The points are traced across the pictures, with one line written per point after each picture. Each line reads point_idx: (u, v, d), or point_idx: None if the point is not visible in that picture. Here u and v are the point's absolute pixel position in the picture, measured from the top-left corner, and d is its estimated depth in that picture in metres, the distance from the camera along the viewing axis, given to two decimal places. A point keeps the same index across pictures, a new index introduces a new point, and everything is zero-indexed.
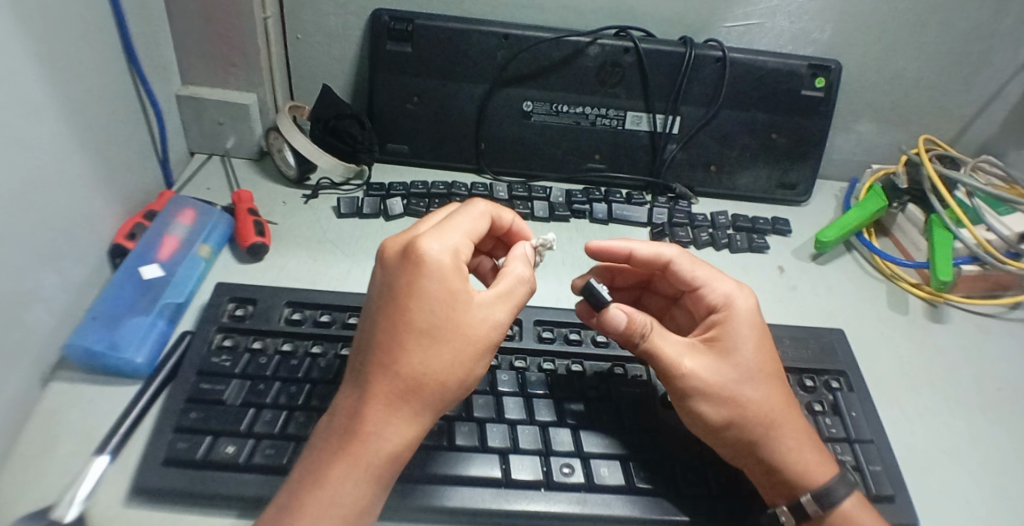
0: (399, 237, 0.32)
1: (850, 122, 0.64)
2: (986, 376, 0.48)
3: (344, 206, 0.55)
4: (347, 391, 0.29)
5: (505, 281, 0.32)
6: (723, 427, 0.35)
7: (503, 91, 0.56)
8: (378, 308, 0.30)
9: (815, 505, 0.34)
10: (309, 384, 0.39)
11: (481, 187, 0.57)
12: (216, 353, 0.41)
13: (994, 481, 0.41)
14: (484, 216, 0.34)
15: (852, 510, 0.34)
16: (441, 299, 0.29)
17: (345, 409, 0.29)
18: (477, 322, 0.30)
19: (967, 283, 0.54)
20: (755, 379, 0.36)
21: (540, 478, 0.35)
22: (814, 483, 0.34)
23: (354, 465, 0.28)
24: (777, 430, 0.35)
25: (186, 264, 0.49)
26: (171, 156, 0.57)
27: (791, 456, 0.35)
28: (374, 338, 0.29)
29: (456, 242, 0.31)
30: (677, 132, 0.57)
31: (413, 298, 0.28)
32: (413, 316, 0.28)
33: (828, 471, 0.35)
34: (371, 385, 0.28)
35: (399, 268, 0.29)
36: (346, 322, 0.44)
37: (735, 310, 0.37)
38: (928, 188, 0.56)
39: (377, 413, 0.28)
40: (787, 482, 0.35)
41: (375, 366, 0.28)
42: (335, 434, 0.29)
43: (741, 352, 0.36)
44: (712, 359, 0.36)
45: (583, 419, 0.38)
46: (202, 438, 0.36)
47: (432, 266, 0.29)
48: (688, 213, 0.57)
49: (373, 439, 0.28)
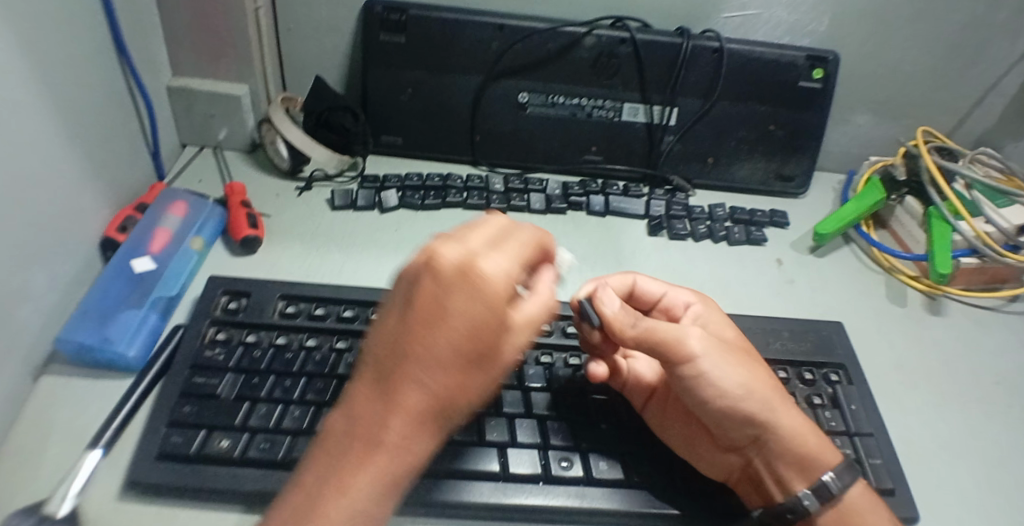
0: (449, 245, 0.27)
1: (847, 114, 0.64)
2: (986, 369, 0.48)
3: (338, 198, 0.53)
4: (369, 400, 0.26)
5: (546, 311, 0.30)
6: (737, 396, 0.34)
7: (499, 83, 0.55)
8: (415, 322, 0.26)
9: (839, 483, 0.33)
10: (303, 378, 0.39)
11: (477, 180, 0.56)
12: (208, 346, 0.40)
13: (990, 472, 0.41)
14: (540, 238, 0.30)
15: (863, 492, 0.34)
16: (490, 326, 0.26)
17: (369, 419, 0.25)
18: (514, 352, 0.27)
19: (966, 275, 0.54)
20: (752, 356, 0.37)
21: (539, 471, 0.35)
22: (830, 461, 0.34)
23: (366, 481, 0.25)
24: (785, 405, 0.35)
25: (179, 257, 0.48)
26: (162, 148, 0.57)
27: (804, 438, 0.35)
28: (411, 356, 0.25)
29: (512, 267, 0.27)
30: (674, 124, 0.57)
31: (459, 319, 0.25)
32: (457, 338, 0.25)
33: (837, 456, 0.35)
34: (397, 401, 0.25)
35: (448, 284, 0.26)
36: (339, 315, 0.43)
37: (705, 307, 0.40)
38: (927, 180, 0.55)
39: (405, 431, 0.25)
40: (800, 460, 0.34)
41: (400, 383, 0.25)
42: (350, 449, 0.25)
43: (729, 334, 0.38)
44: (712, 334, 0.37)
45: (582, 413, 0.38)
46: (196, 432, 0.35)
47: (489, 294, 0.25)
48: (686, 206, 0.56)
49: (398, 457, 0.25)
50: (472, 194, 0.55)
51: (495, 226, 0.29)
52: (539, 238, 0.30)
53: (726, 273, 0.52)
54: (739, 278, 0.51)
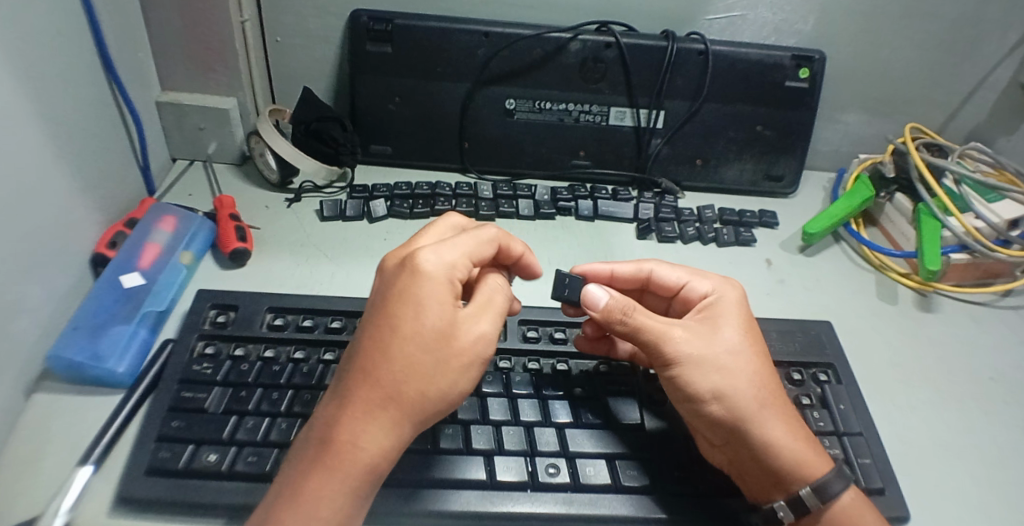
0: (403, 252, 0.33)
1: (836, 112, 0.63)
2: (979, 365, 0.48)
3: (327, 208, 0.53)
4: (329, 400, 0.29)
5: (499, 301, 0.33)
6: (702, 399, 0.34)
7: (486, 90, 0.55)
8: (368, 320, 0.30)
9: (815, 498, 0.33)
10: (291, 391, 0.39)
11: (465, 187, 0.56)
12: (197, 360, 0.40)
13: (985, 469, 0.40)
14: (493, 237, 0.34)
15: (848, 508, 0.33)
16: (430, 310, 0.29)
17: (326, 417, 0.29)
18: (464, 337, 0.30)
19: (956, 271, 0.53)
20: (737, 356, 0.35)
21: (526, 478, 0.35)
22: (812, 475, 0.33)
23: (325, 470, 0.27)
24: (762, 411, 0.34)
25: (168, 272, 0.48)
26: (152, 162, 0.57)
27: (780, 446, 0.34)
28: (360, 348, 0.29)
29: (454, 257, 0.31)
30: (662, 127, 0.56)
31: (398, 304, 0.29)
32: (398, 321, 0.29)
33: (825, 468, 0.34)
34: (352, 389, 0.28)
35: (393, 281, 0.30)
36: (328, 326, 0.43)
37: (722, 297, 0.39)
38: (916, 177, 0.55)
39: (355, 419, 0.28)
40: (778, 471, 0.34)
41: (354, 369, 0.29)
42: (310, 448, 0.28)
43: (724, 332, 0.36)
44: (702, 331, 0.36)
45: (569, 419, 0.38)
46: (184, 446, 0.35)
47: (426, 280, 0.29)
48: (675, 208, 0.56)
49: (350, 449, 0.27)
50: (460, 201, 0.54)
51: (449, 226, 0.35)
52: (496, 238, 0.35)
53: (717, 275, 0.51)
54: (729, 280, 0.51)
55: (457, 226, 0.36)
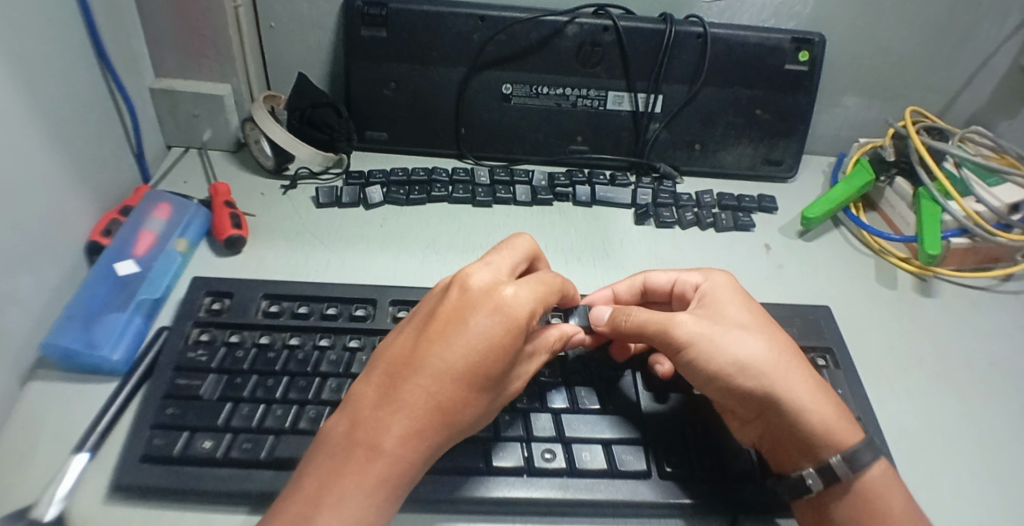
0: (482, 274, 0.32)
1: (836, 97, 0.63)
2: (977, 351, 0.48)
3: (322, 195, 0.53)
4: (376, 404, 0.29)
5: (546, 344, 0.35)
6: (728, 375, 0.34)
7: (482, 75, 0.54)
8: (438, 337, 0.30)
9: (846, 466, 0.32)
10: (286, 377, 0.39)
11: (462, 173, 0.55)
12: (192, 347, 0.40)
13: (982, 454, 0.40)
14: (563, 286, 0.35)
15: (877, 478, 0.33)
16: (508, 353, 0.30)
17: (372, 422, 0.29)
18: (514, 379, 0.32)
19: (956, 256, 0.53)
20: (750, 332, 0.36)
21: (522, 464, 0.35)
22: (842, 443, 0.33)
23: (369, 480, 0.27)
24: (788, 377, 0.34)
25: (162, 260, 0.48)
26: (146, 150, 0.56)
27: (811, 415, 0.34)
28: (427, 367, 0.29)
29: (538, 303, 0.31)
30: (660, 111, 0.56)
31: (484, 343, 0.29)
32: (480, 360, 0.29)
33: (854, 436, 0.34)
34: (407, 403, 0.29)
35: (478, 311, 0.30)
36: (323, 313, 0.43)
37: (712, 282, 0.39)
38: (916, 160, 0.54)
39: (409, 435, 0.29)
40: (809, 447, 0.33)
41: (411, 383, 0.29)
42: (353, 450, 0.28)
43: (727, 312, 0.37)
44: (706, 316, 0.37)
45: (565, 404, 0.38)
46: (179, 433, 0.35)
47: (515, 327, 0.30)
48: (672, 193, 0.55)
49: (398, 462, 0.28)
50: (457, 187, 0.54)
51: (523, 256, 0.35)
52: (562, 284, 0.35)
53: (714, 261, 0.51)
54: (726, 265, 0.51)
55: (526, 253, 0.35)
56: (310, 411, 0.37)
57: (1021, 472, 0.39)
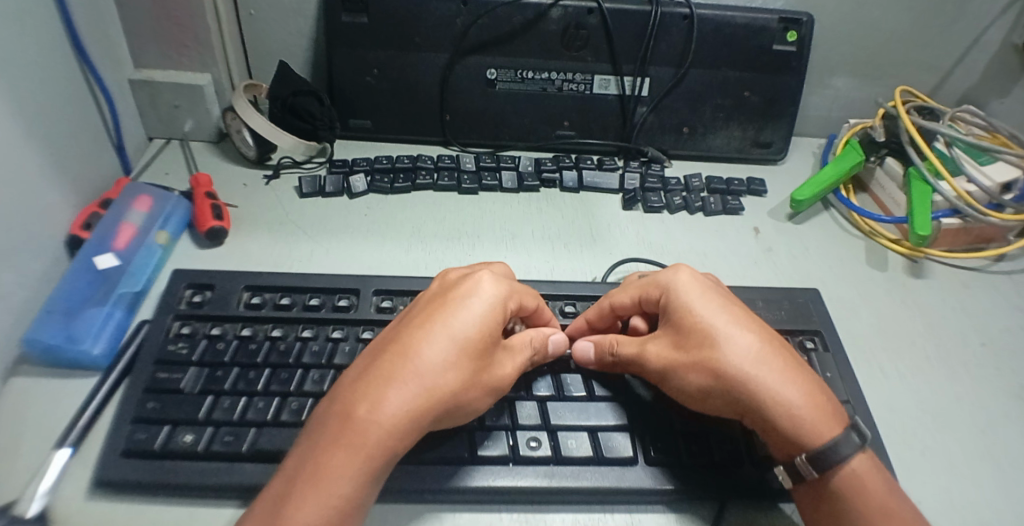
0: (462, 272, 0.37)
1: (825, 77, 0.62)
2: (969, 331, 0.47)
3: (306, 185, 0.52)
4: (359, 379, 0.30)
5: (525, 338, 0.35)
6: (703, 395, 0.34)
7: (465, 60, 0.54)
8: (419, 315, 0.33)
9: (812, 468, 0.31)
10: (268, 369, 0.38)
11: (448, 160, 0.55)
12: (173, 340, 0.40)
13: (973, 434, 0.40)
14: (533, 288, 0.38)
15: (854, 472, 0.31)
16: (482, 321, 0.32)
17: (353, 395, 0.29)
18: (497, 360, 0.33)
19: (948, 236, 0.53)
20: (719, 343, 0.34)
21: (507, 452, 0.34)
22: (814, 441, 0.32)
23: (348, 453, 0.27)
24: (757, 381, 0.33)
25: (143, 252, 0.47)
26: (127, 143, 0.55)
27: (784, 413, 0.32)
28: (408, 337, 0.31)
29: (510, 287, 0.34)
30: (647, 94, 0.55)
31: (458, 311, 0.32)
32: (456, 326, 0.31)
33: (830, 430, 0.32)
34: (392, 380, 0.29)
35: (455, 289, 0.33)
36: (306, 304, 0.42)
37: (673, 289, 0.37)
38: (907, 140, 0.53)
39: (388, 403, 0.28)
40: (795, 443, 0.32)
41: (396, 362, 0.30)
42: (332, 422, 0.28)
43: (693, 326, 0.35)
44: (675, 336, 0.36)
45: (550, 392, 0.37)
46: (160, 427, 0.35)
47: (487, 297, 0.32)
48: (661, 178, 0.55)
49: (376, 431, 0.28)
50: (442, 175, 0.53)
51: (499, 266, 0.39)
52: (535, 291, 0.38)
53: (703, 245, 0.50)
54: (715, 249, 0.50)
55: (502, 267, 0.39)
56: (292, 402, 0.36)
57: (1012, 452, 0.39)
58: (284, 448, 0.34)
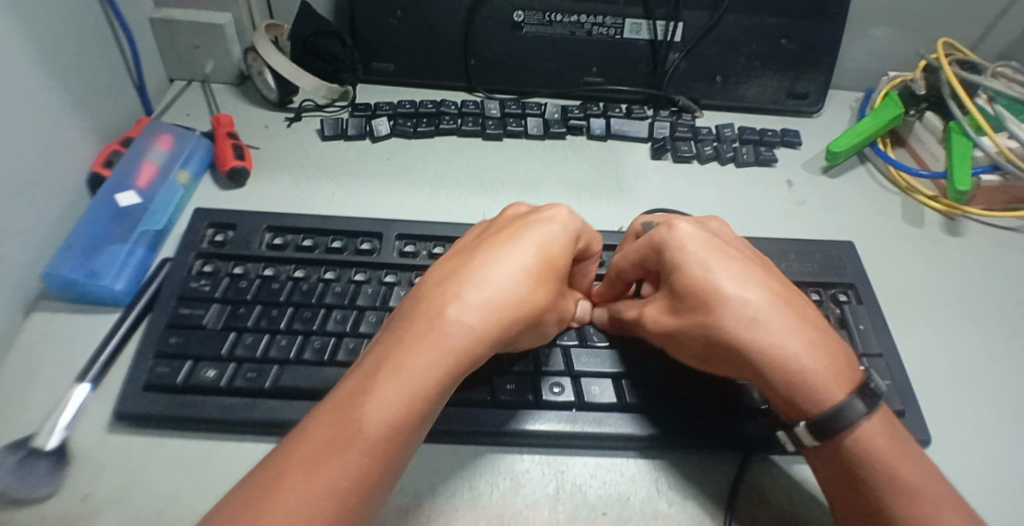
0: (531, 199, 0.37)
1: (864, 28, 0.59)
2: (1005, 293, 0.46)
3: (327, 127, 0.50)
4: (443, 284, 0.29)
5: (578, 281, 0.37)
6: (705, 360, 0.32)
7: (491, 1, 0.52)
8: (499, 230, 0.32)
9: (814, 436, 0.29)
10: (290, 308, 0.38)
11: (472, 106, 0.53)
12: (195, 278, 0.39)
13: (1008, 394, 0.39)
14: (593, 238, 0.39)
15: (864, 438, 0.28)
16: (566, 244, 0.32)
17: (436, 298, 0.28)
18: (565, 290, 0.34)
19: (987, 194, 0.51)
20: (715, 308, 0.30)
21: (530, 396, 0.34)
22: (819, 408, 0.29)
23: (434, 352, 0.26)
24: (756, 348, 0.29)
25: (165, 191, 0.46)
26: (148, 82, 0.53)
27: (799, 382, 0.29)
28: (495, 246, 0.31)
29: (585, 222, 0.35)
30: (679, 40, 0.53)
31: (540, 227, 0.32)
32: (542, 241, 0.31)
33: (840, 395, 0.29)
34: (479, 285, 0.29)
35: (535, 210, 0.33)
36: (329, 246, 0.42)
37: (667, 249, 0.32)
38: (948, 93, 0.51)
39: (476, 306, 0.28)
40: (797, 410, 0.29)
41: (482, 269, 0.29)
42: (418, 321, 0.27)
43: (683, 289, 0.31)
44: (668, 301, 0.33)
45: (575, 340, 0.37)
46: (183, 363, 0.35)
47: (569, 220, 0.33)
48: (692, 127, 0.53)
49: (464, 332, 0.27)
50: (466, 120, 0.52)
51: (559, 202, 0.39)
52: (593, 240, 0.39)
53: (733, 196, 0.49)
54: (745, 201, 0.49)
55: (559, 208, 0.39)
56: (315, 341, 0.36)
57: None
58: (307, 387, 0.34)
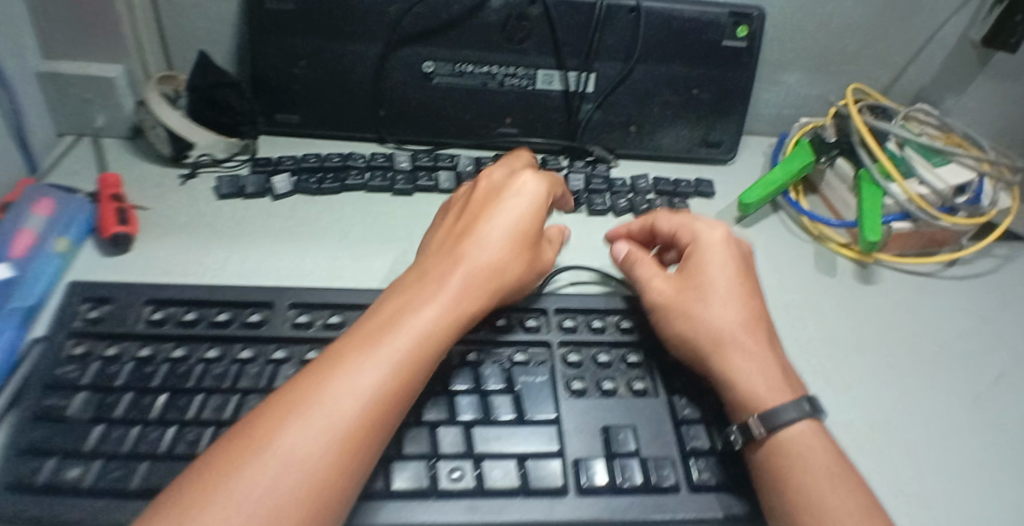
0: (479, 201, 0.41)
1: (778, 73, 0.60)
2: (921, 339, 0.46)
3: (224, 185, 0.48)
4: (395, 302, 0.32)
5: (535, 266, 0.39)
6: (676, 342, 0.36)
7: (400, 52, 0.50)
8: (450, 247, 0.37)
9: (761, 427, 0.32)
10: (165, 394, 0.35)
11: (381, 158, 0.52)
12: (64, 363, 0.36)
13: (932, 450, 0.38)
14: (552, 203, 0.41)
15: (801, 435, 0.32)
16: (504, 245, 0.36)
17: (388, 317, 0.31)
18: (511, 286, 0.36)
19: (900, 241, 0.51)
20: (712, 294, 0.37)
21: (423, 485, 0.31)
22: (766, 403, 0.33)
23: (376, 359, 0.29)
24: (729, 340, 0.35)
25: (41, 260, 0.42)
26: (34, 138, 0.50)
27: (755, 379, 0.34)
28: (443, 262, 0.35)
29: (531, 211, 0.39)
30: (592, 91, 0.53)
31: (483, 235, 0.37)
32: (479, 254, 0.36)
33: (784, 397, 0.33)
34: (425, 302, 0.32)
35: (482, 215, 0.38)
36: (213, 320, 0.39)
37: (698, 242, 0.40)
38: (858, 141, 0.52)
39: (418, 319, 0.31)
40: (744, 406, 0.33)
41: (430, 287, 0.33)
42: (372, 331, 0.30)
43: (717, 277, 0.38)
44: (679, 285, 0.38)
45: (477, 416, 0.34)
46: (46, 460, 0.31)
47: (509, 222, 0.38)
48: (607, 179, 0.52)
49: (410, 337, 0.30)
50: (375, 174, 0.50)
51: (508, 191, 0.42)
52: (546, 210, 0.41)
53: None
54: None
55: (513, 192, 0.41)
56: (189, 433, 0.33)
57: (968, 467, 0.37)
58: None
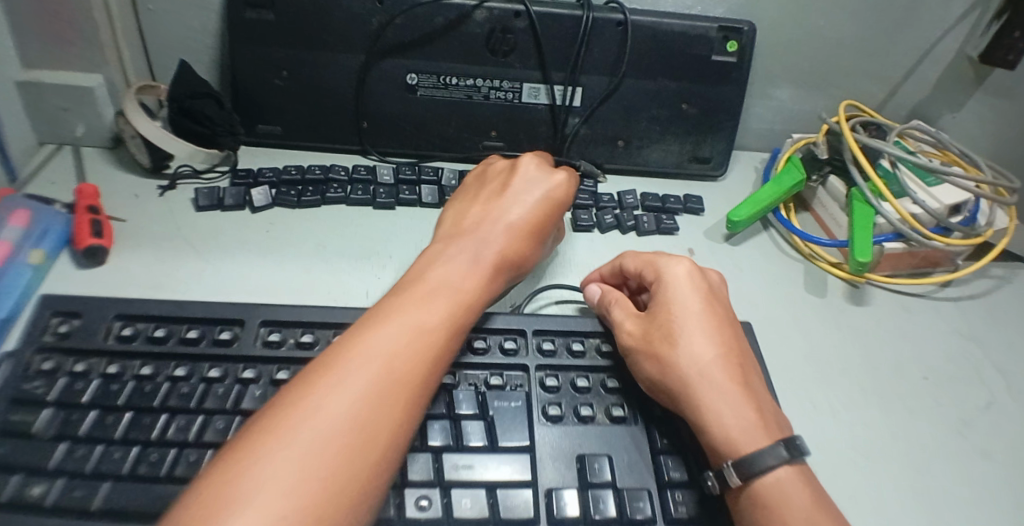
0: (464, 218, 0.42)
1: (770, 88, 0.59)
2: (913, 364, 0.45)
3: (202, 197, 0.47)
4: (401, 307, 0.33)
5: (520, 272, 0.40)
6: (652, 385, 0.35)
7: (383, 63, 0.50)
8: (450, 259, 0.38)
9: (736, 475, 0.29)
10: (129, 413, 0.33)
11: (363, 170, 0.51)
12: (28, 378, 0.34)
13: (920, 479, 0.37)
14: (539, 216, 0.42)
15: (780, 482, 0.29)
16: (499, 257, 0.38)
17: (398, 315, 0.32)
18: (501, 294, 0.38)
19: (892, 260, 0.50)
20: (678, 331, 0.35)
21: (389, 514, 0.29)
22: (742, 449, 0.30)
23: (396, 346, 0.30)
24: (698, 382, 0.33)
25: (11, 273, 0.40)
26: (12, 146, 0.50)
27: (728, 421, 0.31)
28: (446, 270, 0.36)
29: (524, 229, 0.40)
30: (578, 105, 0.52)
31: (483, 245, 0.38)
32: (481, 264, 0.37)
33: (760, 438, 0.30)
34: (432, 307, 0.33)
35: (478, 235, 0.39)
36: (182, 337, 0.37)
37: (662, 280, 0.38)
38: (849, 159, 0.50)
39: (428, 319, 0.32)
40: (718, 451, 0.31)
41: (431, 292, 0.34)
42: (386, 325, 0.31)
43: (682, 313, 0.36)
44: (646, 324, 0.37)
45: (447, 443, 0.32)
46: (10, 477, 0.30)
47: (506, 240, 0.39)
48: (593, 194, 0.51)
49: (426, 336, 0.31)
50: (356, 187, 0.50)
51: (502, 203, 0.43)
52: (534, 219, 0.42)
53: None
54: None
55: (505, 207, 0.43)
56: (151, 454, 0.32)
57: (958, 499, 0.36)
58: (137, 509, 0.30)
